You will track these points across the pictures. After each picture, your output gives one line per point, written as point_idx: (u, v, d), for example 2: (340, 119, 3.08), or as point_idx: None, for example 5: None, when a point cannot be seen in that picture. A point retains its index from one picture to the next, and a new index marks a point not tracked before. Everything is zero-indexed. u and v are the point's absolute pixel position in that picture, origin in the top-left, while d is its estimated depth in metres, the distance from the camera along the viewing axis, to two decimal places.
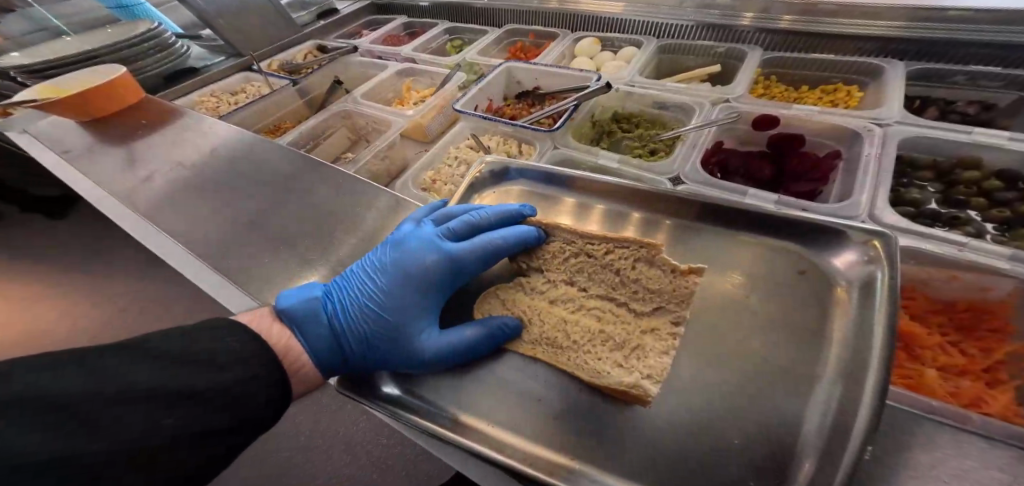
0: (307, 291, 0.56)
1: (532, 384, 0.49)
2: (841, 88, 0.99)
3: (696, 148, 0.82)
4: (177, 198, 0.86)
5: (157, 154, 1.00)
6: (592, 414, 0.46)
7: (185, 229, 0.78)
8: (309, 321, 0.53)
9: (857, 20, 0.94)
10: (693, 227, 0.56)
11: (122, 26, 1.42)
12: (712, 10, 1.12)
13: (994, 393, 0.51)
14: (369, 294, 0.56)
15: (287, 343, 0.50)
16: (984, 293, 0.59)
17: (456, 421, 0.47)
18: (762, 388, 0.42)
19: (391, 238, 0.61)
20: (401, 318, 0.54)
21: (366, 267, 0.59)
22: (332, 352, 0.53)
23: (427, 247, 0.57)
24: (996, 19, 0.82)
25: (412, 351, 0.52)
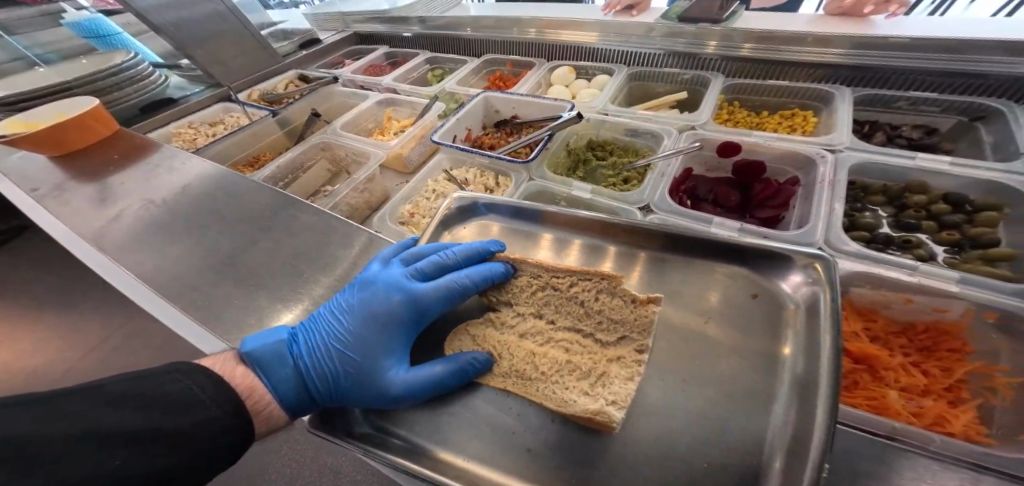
0: (274, 333, 0.56)
1: (505, 418, 0.48)
2: (798, 114, 1.05)
3: (665, 176, 0.84)
4: (148, 238, 0.84)
5: (131, 190, 0.98)
6: (566, 447, 0.45)
7: (155, 269, 0.77)
8: (274, 362, 0.52)
9: (810, 47, 1.00)
10: (659, 258, 0.58)
11: (97, 56, 1.41)
12: (679, 38, 1.17)
13: (956, 413, 0.54)
14: (339, 333, 0.56)
15: (250, 384, 0.49)
16: (938, 314, 0.63)
17: (429, 457, 0.46)
18: (727, 414, 0.43)
19: (360, 277, 0.61)
20: (371, 355, 0.54)
21: (335, 308, 0.59)
22: (299, 391, 0.52)
23: (397, 284, 0.58)
24: (940, 47, 0.87)
25: (380, 389, 0.51)
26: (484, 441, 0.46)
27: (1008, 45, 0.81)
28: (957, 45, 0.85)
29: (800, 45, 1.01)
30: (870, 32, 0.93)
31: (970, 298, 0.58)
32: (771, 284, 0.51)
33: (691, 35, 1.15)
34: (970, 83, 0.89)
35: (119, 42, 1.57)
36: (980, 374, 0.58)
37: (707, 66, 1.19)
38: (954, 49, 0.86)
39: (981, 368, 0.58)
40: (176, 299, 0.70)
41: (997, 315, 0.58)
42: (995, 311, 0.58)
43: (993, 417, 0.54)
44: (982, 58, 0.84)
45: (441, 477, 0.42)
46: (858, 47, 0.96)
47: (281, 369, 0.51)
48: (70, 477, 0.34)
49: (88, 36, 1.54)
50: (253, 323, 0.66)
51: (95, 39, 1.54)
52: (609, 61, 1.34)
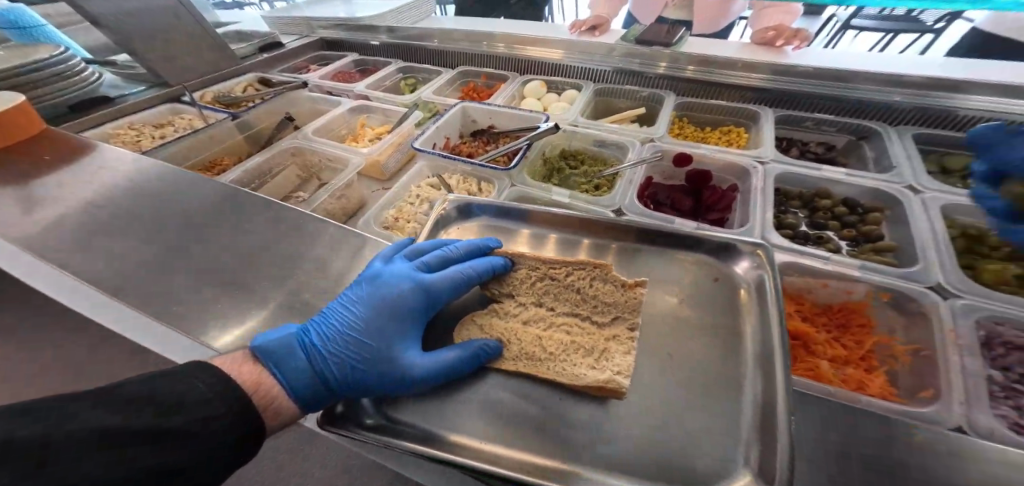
0: (281, 330, 0.56)
1: (515, 399, 0.53)
2: (733, 130, 1.23)
3: (632, 184, 0.95)
4: (99, 246, 0.77)
5: (70, 193, 0.89)
6: (575, 420, 0.50)
7: (114, 278, 0.71)
8: (284, 356, 0.53)
9: (739, 70, 1.19)
10: (635, 250, 0.67)
11: (15, 47, 1.25)
12: (635, 58, 1.32)
13: (873, 377, 0.68)
14: (348, 325, 0.58)
15: (259, 379, 0.50)
16: (848, 296, 0.79)
17: (449, 441, 0.49)
18: (710, 379, 0.51)
19: (366, 273, 0.63)
20: (382, 344, 0.56)
21: (341, 303, 0.60)
22: (310, 383, 0.53)
23: (404, 276, 0.61)
24: (833, 76, 1.10)
25: (395, 377, 0.53)
26: (498, 420, 0.51)
27: (881, 77, 1.06)
28: (845, 75, 1.08)
29: (734, 69, 1.19)
30: (785, 62, 1.14)
31: (868, 280, 0.75)
32: (727, 267, 0.62)
33: (646, 56, 1.30)
34: (859, 107, 1.12)
35: (42, 34, 1.39)
36: (883, 344, 0.73)
37: (659, 84, 1.34)
38: (843, 78, 1.09)
39: (883, 339, 0.73)
40: (148, 309, 0.66)
41: (890, 296, 0.74)
42: (889, 292, 0.74)
43: (897, 379, 0.68)
44: (867, 86, 1.08)
45: (467, 460, 0.45)
46: (776, 73, 1.16)
47: (292, 362, 0.52)
48: (76, 476, 0.34)
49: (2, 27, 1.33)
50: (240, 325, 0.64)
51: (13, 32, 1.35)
52: (577, 77, 1.46)
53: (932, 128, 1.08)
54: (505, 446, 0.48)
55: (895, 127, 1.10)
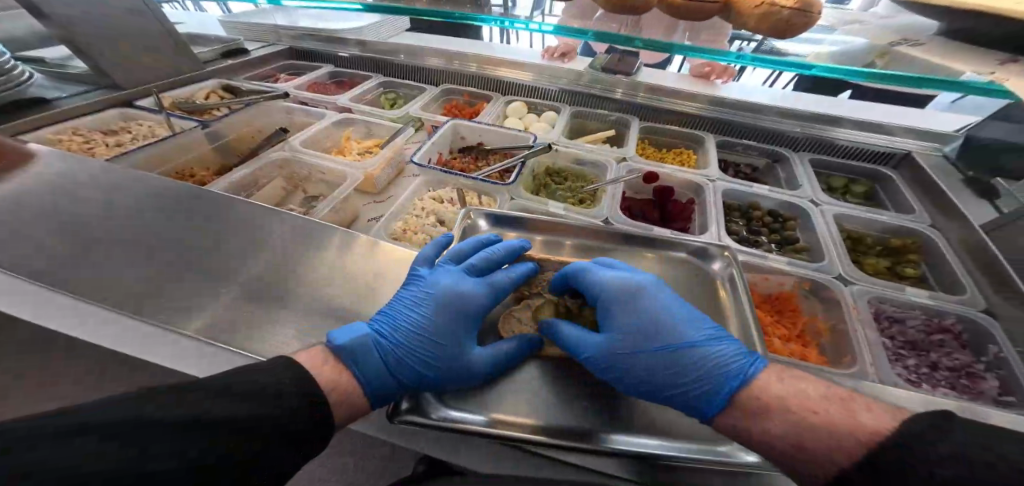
0: (355, 330, 0.63)
1: (559, 382, 0.64)
2: (683, 152, 1.46)
3: (615, 198, 1.10)
4: (91, 261, 0.74)
5: (30, 204, 0.81)
6: (611, 396, 0.63)
7: (121, 294, 0.69)
8: (361, 354, 0.60)
9: (679, 99, 1.46)
10: (618, 250, 0.88)
11: None
12: (595, 84, 1.53)
13: (809, 351, 0.90)
14: (415, 325, 0.68)
15: (341, 376, 0.58)
16: (782, 287, 1.02)
17: (510, 423, 0.58)
18: None
19: (422, 278, 0.74)
20: (448, 340, 0.67)
21: (405, 305, 0.70)
22: (385, 378, 0.61)
23: (460, 280, 0.72)
24: (750, 107, 1.38)
25: (464, 365, 0.63)
26: (546, 398, 0.61)
27: (784, 112, 1.35)
28: (761, 108, 1.37)
29: (675, 96, 1.46)
30: (723, 94, 1.39)
31: (795, 273, 0.98)
32: (704, 267, 0.84)
33: (607, 83, 1.52)
34: (774, 136, 1.41)
35: None
36: (812, 323, 0.97)
37: (623, 109, 1.55)
38: (759, 110, 1.37)
39: (811, 319, 0.97)
40: (174, 327, 0.66)
41: (810, 285, 0.98)
42: (809, 282, 0.97)
43: (824, 349, 0.91)
44: (773, 118, 1.37)
45: (531, 436, 0.55)
46: (714, 103, 1.42)
47: (368, 360, 0.61)
48: (172, 455, 0.40)
49: None
50: (276, 334, 0.67)
51: None
52: (554, 99, 1.62)
53: (820, 154, 1.40)
54: (560, 417, 0.58)
55: (798, 152, 1.41)
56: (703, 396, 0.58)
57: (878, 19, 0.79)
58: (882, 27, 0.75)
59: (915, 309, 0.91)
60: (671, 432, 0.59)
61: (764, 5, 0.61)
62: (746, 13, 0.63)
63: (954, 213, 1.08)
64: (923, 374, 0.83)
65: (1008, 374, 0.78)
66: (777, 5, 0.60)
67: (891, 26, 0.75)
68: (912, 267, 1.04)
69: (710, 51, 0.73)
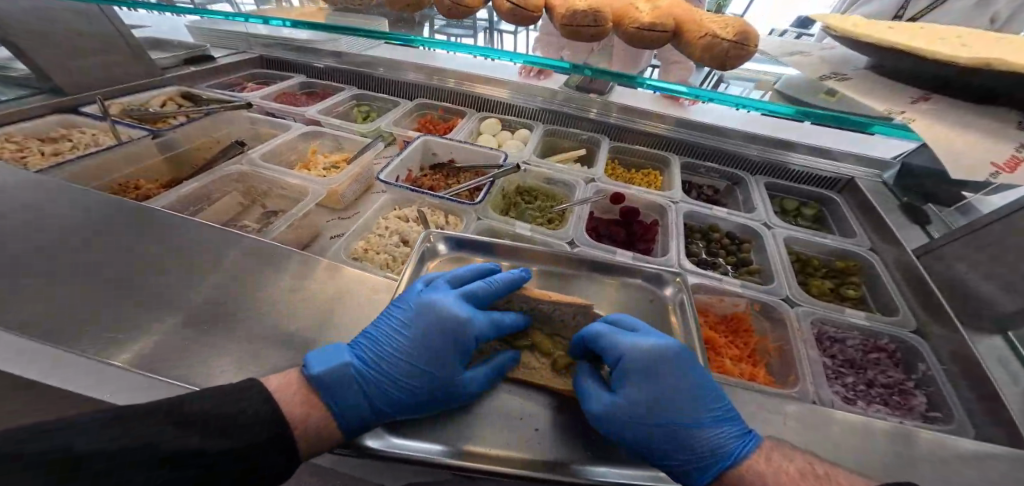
0: (335, 356, 0.61)
1: (515, 408, 0.64)
2: (651, 173, 1.52)
3: (581, 219, 1.15)
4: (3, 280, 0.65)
5: None
6: (564, 422, 0.63)
7: (31, 316, 0.61)
8: (337, 386, 0.58)
9: (647, 120, 1.52)
10: (580, 273, 0.89)
11: None
12: (569, 104, 1.58)
13: (757, 370, 0.94)
14: (401, 353, 0.65)
15: (312, 411, 0.55)
16: (736, 308, 1.06)
17: (457, 452, 0.57)
18: None
19: (413, 301, 0.70)
20: (437, 367, 0.64)
21: (393, 329, 0.67)
22: (363, 411, 0.58)
23: (455, 306, 0.69)
24: (711, 131, 1.45)
25: (455, 388, 0.62)
26: (501, 426, 0.61)
27: (740, 133, 1.43)
28: (722, 131, 1.44)
29: (645, 117, 1.51)
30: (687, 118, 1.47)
31: (747, 295, 1.02)
32: (659, 292, 0.87)
33: (578, 103, 1.57)
34: (734, 160, 1.48)
35: None
36: (761, 343, 1.01)
37: (595, 129, 1.60)
38: (720, 133, 1.45)
39: (762, 339, 1.01)
40: (90, 354, 0.58)
41: (759, 306, 1.03)
42: (759, 304, 1.03)
43: (772, 368, 0.96)
44: (731, 140, 1.45)
45: (477, 465, 0.56)
46: (680, 125, 1.49)
47: (345, 394, 0.58)
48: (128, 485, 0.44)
49: None
50: (210, 366, 0.60)
51: None
52: (527, 117, 1.66)
53: (773, 179, 1.48)
54: (513, 447, 0.58)
55: (755, 176, 1.49)
56: (705, 464, 0.60)
57: (816, 50, 0.84)
58: (819, 57, 0.80)
59: (854, 330, 0.97)
60: (621, 459, 0.61)
61: (708, 36, 0.64)
62: (694, 42, 0.66)
63: (891, 238, 1.16)
64: (859, 391, 0.88)
65: (935, 391, 0.82)
66: (721, 38, 0.64)
67: (826, 57, 0.80)
68: (853, 290, 1.11)
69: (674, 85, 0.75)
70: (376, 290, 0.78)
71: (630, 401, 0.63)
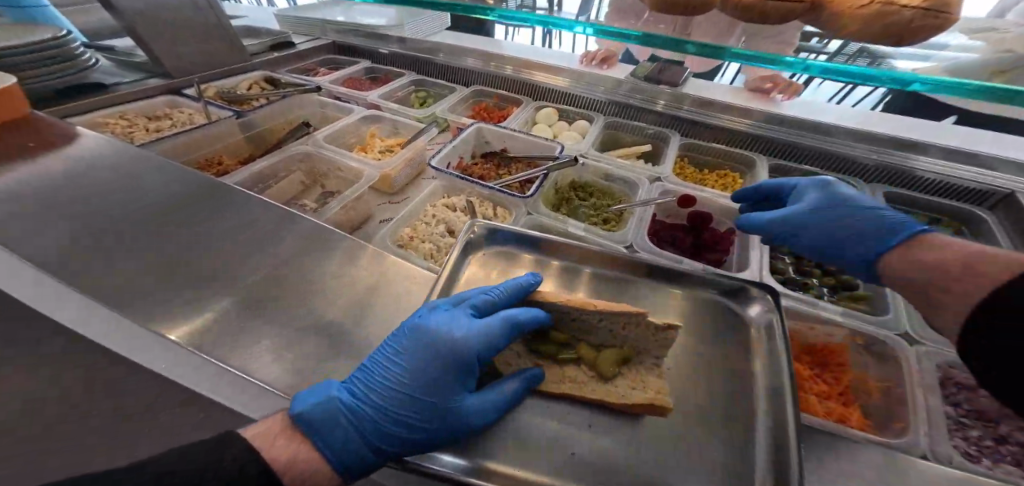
0: (322, 390, 0.54)
1: (557, 437, 0.58)
2: (729, 175, 1.33)
3: (643, 221, 1.03)
4: (89, 244, 0.69)
5: (47, 179, 0.80)
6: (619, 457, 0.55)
7: (109, 280, 0.63)
8: (326, 424, 0.52)
9: (727, 115, 1.32)
10: (637, 281, 0.79)
11: (14, 27, 1.30)
12: (635, 95, 1.43)
13: (851, 411, 0.77)
14: (394, 379, 0.58)
15: (299, 453, 0.49)
16: (831, 338, 0.88)
17: (484, 470, 0.53)
18: (728, 412, 0.61)
19: (409, 324, 0.63)
20: (438, 395, 0.59)
21: (387, 355, 0.60)
22: (356, 449, 0.54)
23: (453, 329, 0.63)
24: (813, 127, 1.22)
25: (459, 418, 0.57)
26: (546, 452, 0.56)
27: (854, 132, 1.18)
28: (824, 127, 1.20)
29: (726, 111, 1.31)
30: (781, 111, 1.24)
31: (850, 326, 0.86)
32: (741, 312, 0.73)
33: (645, 95, 1.41)
34: (841, 164, 1.23)
35: (43, 15, 1.51)
36: (858, 380, 0.84)
37: (665, 124, 1.43)
38: (823, 129, 1.21)
39: (860, 376, 0.84)
40: (149, 319, 0.59)
41: (865, 340, 0.85)
42: (863, 337, 0.86)
43: (872, 411, 0.79)
44: (841, 139, 1.20)
45: None
46: (770, 120, 1.27)
47: (335, 433, 0.52)
48: None
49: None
50: (248, 346, 0.60)
51: (11, 9, 1.46)
52: (588, 107, 1.54)
53: (894, 187, 1.20)
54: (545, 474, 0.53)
55: (869, 183, 1.22)
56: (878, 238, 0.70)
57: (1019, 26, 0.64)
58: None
59: None
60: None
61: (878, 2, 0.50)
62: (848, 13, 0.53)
63: None
64: (995, 456, 0.69)
65: None
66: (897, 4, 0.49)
67: None
68: None
69: (767, 61, 0.64)
70: (415, 282, 0.75)
71: (818, 203, 0.82)
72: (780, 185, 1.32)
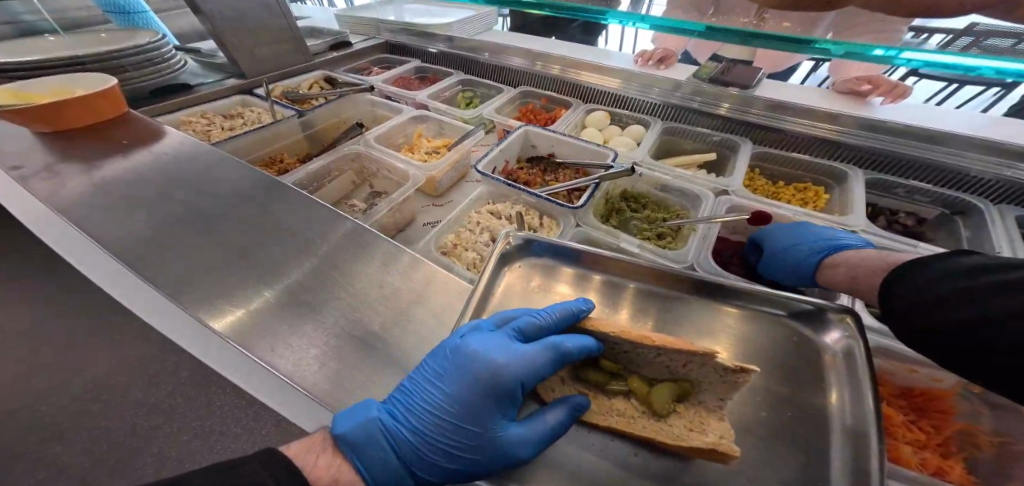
0: (363, 411, 0.54)
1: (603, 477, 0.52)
2: (811, 189, 1.18)
3: (707, 240, 0.93)
4: (163, 236, 0.74)
5: (134, 176, 0.87)
6: None
7: (173, 276, 0.67)
8: (366, 445, 0.53)
9: (810, 121, 1.15)
10: (692, 300, 0.70)
11: (118, 34, 1.45)
12: (697, 97, 1.30)
13: (950, 464, 0.69)
14: (431, 404, 0.58)
15: (339, 472, 0.51)
16: (936, 383, 0.75)
17: None
18: (808, 468, 0.52)
19: (451, 343, 0.61)
20: (479, 424, 0.58)
21: (428, 376, 0.58)
22: (395, 472, 0.55)
23: (497, 355, 0.59)
24: (927, 136, 1.02)
25: (503, 448, 0.56)
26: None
27: (978, 142, 0.97)
28: (941, 136, 1.00)
29: (803, 116, 1.16)
30: (880, 118, 1.05)
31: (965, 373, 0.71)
32: (813, 337, 0.63)
33: (711, 96, 1.27)
34: (955, 179, 1.04)
35: (141, 20, 1.68)
36: (964, 433, 0.72)
37: (731, 130, 1.30)
38: (939, 139, 1.01)
39: (967, 427, 0.72)
40: (195, 314, 0.61)
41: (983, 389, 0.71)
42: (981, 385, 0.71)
43: (978, 468, 0.69)
44: (962, 151, 0.99)
45: None
46: (867, 127, 1.08)
47: (375, 454, 0.54)
48: None
49: (108, 10, 1.62)
50: (292, 344, 0.60)
51: (117, 16, 1.65)
52: (643, 110, 1.43)
53: None
54: None
55: (994, 205, 1.01)
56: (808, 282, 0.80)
57: None
58: None
59: None
60: None
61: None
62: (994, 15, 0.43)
63: None
64: None
65: None
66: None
67: None
68: None
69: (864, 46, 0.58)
70: (452, 292, 0.72)
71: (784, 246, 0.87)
72: (874, 202, 1.14)
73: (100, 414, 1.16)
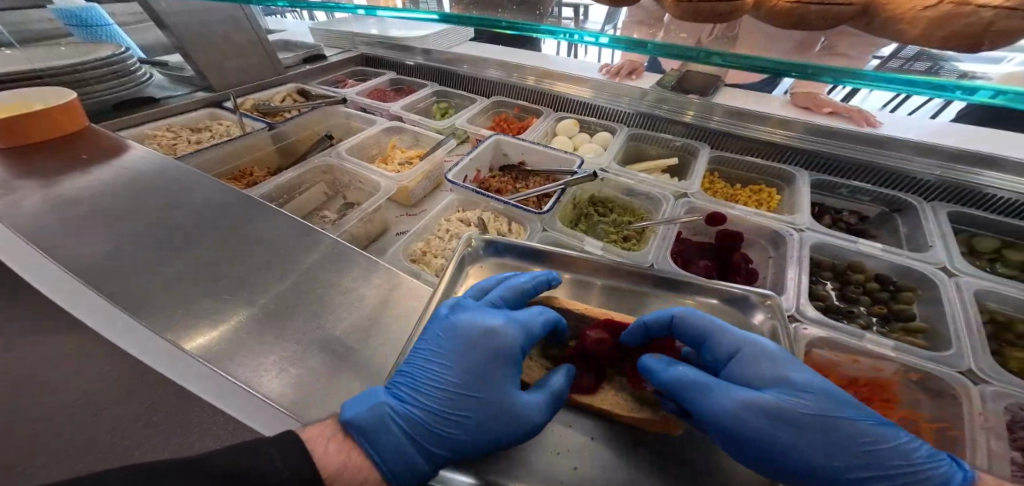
0: (373, 396, 0.57)
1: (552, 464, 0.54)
2: (764, 190, 1.25)
3: (666, 240, 0.98)
4: (122, 247, 0.74)
5: (95, 189, 0.86)
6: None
7: (132, 287, 0.67)
8: (375, 431, 0.54)
9: (762, 125, 1.23)
10: (645, 293, 0.74)
11: (81, 46, 1.42)
12: (661, 105, 1.37)
13: None
14: (429, 377, 0.62)
15: (350, 458, 0.51)
16: (876, 372, 0.79)
17: None
18: None
19: (439, 324, 0.67)
20: (476, 397, 0.60)
21: (422, 359, 0.64)
22: (406, 456, 0.55)
23: (478, 328, 0.64)
24: (866, 140, 1.10)
25: (500, 418, 0.56)
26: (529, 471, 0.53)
27: (913, 144, 1.06)
28: (876, 139, 1.09)
29: (756, 122, 1.23)
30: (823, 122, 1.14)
31: (901, 361, 0.76)
32: (745, 319, 0.69)
33: (672, 104, 1.34)
34: (894, 179, 1.12)
35: (105, 33, 1.66)
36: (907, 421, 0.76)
37: (691, 136, 1.37)
38: (874, 141, 1.09)
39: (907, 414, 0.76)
40: (153, 324, 0.62)
41: (919, 375, 0.75)
42: (917, 372, 0.75)
43: None
44: (901, 154, 1.08)
45: None
46: (812, 130, 1.16)
47: (383, 435, 0.54)
48: None
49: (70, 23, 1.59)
50: (252, 351, 0.61)
51: (79, 28, 1.62)
52: (611, 118, 1.49)
53: (961, 206, 1.07)
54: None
55: (930, 202, 1.10)
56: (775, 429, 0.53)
57: None
58: None
59: None
60: None
61: (949, 2, 0.38)
62: (906, 17, 0.42)
63: None
64: None
65: None
66: (974, 4, 0.37)
67: None
68: None
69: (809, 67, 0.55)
70: (413, 296, 0.74)
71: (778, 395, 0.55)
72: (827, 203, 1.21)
73: (68, 426, 1.08)
